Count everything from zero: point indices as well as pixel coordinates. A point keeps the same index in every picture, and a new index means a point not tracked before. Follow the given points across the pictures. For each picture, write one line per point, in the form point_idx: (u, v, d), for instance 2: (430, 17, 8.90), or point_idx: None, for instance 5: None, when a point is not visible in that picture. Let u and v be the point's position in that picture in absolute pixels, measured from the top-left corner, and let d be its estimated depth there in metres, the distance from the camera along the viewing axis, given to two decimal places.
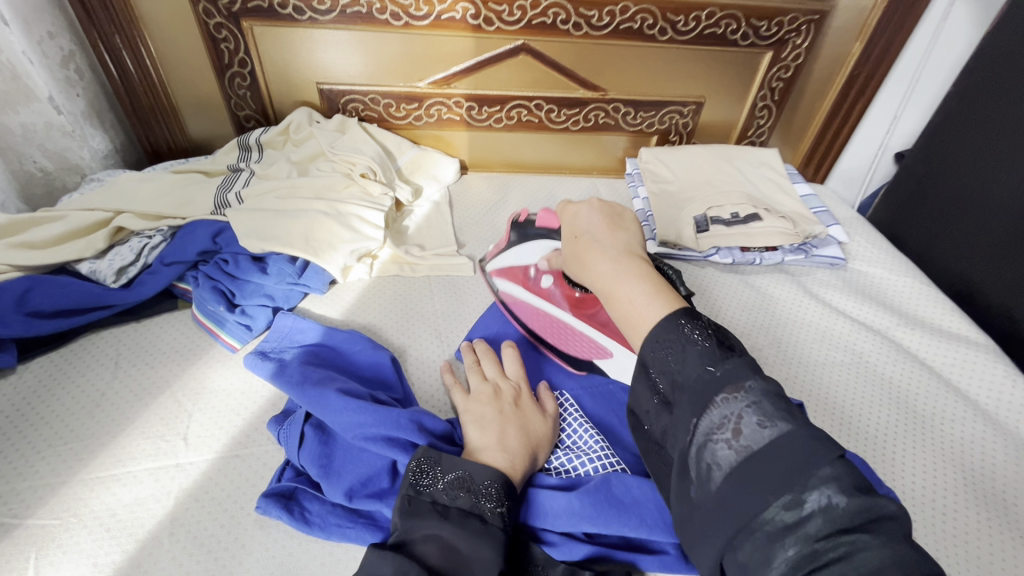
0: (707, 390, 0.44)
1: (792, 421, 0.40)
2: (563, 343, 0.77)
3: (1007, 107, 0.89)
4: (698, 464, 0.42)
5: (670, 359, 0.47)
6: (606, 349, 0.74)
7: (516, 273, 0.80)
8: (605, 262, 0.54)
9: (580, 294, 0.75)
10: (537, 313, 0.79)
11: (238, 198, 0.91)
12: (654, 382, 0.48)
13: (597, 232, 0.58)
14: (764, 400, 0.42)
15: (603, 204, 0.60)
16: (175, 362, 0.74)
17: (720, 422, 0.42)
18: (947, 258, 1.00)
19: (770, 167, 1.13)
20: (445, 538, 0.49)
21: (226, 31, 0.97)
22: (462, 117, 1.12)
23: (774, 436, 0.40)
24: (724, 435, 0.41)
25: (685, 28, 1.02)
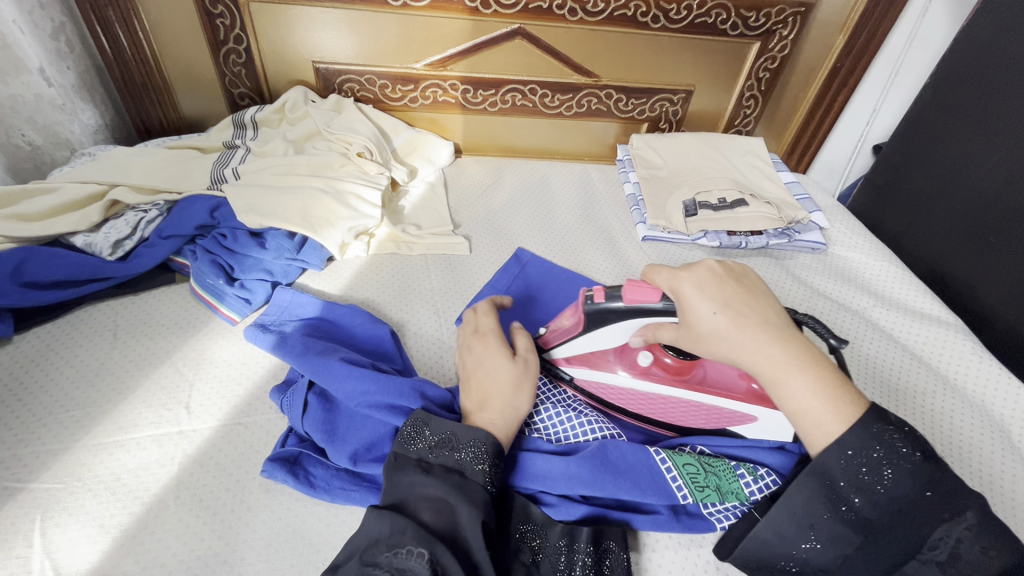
0: (915, 515, 0.47)
1: (1002, 546, 0.48)
2: (683, 417, 0.72)
3: (979, 98, 0.93)
4: (899, 574, 0.48)
5: (862, 475, 0.48)
6: (742, 413, 0.69)
7: (597, 359, 0.73)
8: (770, 343, 0.52)
9: (678, 362, 0.71)
10: (639, 397, 0.73)
11: (234, 173, 0.92)
12: (842, 502, 0.49)
13: (732, 300, 0.55)
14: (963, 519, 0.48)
15: (722, 266, 0.58)
16: (173, 333, 0.75)
17: (931, 552, 0.48)
18: (919, 244, 1.05)
19: (756, 155, 1.17)
20: (432, 494, 0.51)
21: (222, 7, 0.96)
22: (457, 100, 1.13)
23: (996, 564, 0.47)
24: (937, 555, 0.48)
25: (677, 17, 1.04)
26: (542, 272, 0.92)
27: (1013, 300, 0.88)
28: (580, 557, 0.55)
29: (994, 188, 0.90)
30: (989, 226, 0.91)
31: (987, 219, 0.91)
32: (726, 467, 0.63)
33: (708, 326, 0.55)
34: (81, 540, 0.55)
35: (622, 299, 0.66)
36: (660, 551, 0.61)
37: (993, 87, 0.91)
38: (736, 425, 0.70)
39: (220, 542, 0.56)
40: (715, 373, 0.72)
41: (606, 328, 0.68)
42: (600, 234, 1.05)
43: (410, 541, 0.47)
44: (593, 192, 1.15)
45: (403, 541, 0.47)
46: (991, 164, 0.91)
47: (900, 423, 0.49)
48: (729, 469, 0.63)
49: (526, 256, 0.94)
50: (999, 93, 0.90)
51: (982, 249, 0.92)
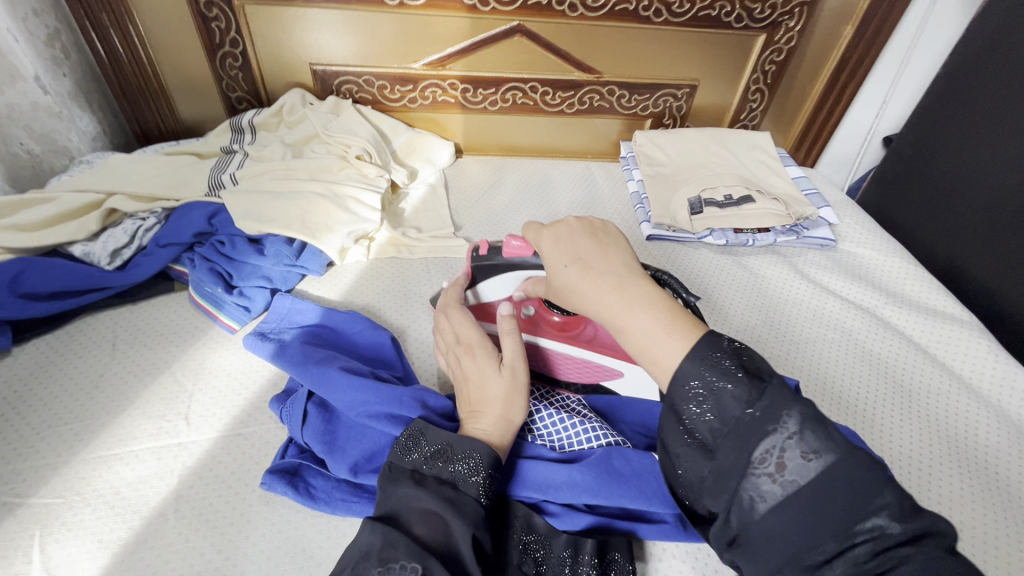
0: (750, 433, 0.42)
1: (838, 452, 0.39)
2: (562, 371, 0.78)
3: (994, 89, 0.90)
4: (740, 498, 0.41)
5: (701, 396, 0.44)
6: (612, 368, 0.79)
7: (493, 312, 0.81)
8: (607, 291, 0.50)
9: (562, 320, 0.81)
10: (528, 351, 0.79)
11: (232, 179, 0.91)
12: (687, 429, 0.44)
13: (585, 254, 0.54)
14: (803, 426, 0.41)
15: (582, 223, 0.58)
16: (172, 343, 0.74)
17: (768, 467, 0.41)
18: (932, 239, 1.02)
19: (762, 150, 1.14)
20: (425, 506, 0.50)
21: (217, 10, 0.95)
22: (457, 99, 1.11)
23: (821, 469, 0.39)
24: (766, 469, 0.41)
25: (680, 10, 1.02)
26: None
27: None
28: (585, 569, 0.54)
29: (1011, 178, 0.87)
30: (1006, 220, 0.88)
31: (1004, 211, 0.88)
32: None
33: (561, 282, 0.54)
34: (80, 555, 0.54)
35: (505, 254, 0.82)
36: (667, 561, 0.60)
37: (1008, 76, 0.88)
38: (606, 380, 0.78)
39: (219, 556, 0.55)
40: (600, 335, 0.81)
41: (495, 277, 0.83)
42: None
43: (402, 554, 0.45)
44: (596, 191, 1.14)
45: (393, 555, 0.45)
46: (1007, 156, 0.88)
47: (735, 346, 0.45)
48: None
49: None
50: (1015, 83, 0.87)
51: (998, 244, 0.89)
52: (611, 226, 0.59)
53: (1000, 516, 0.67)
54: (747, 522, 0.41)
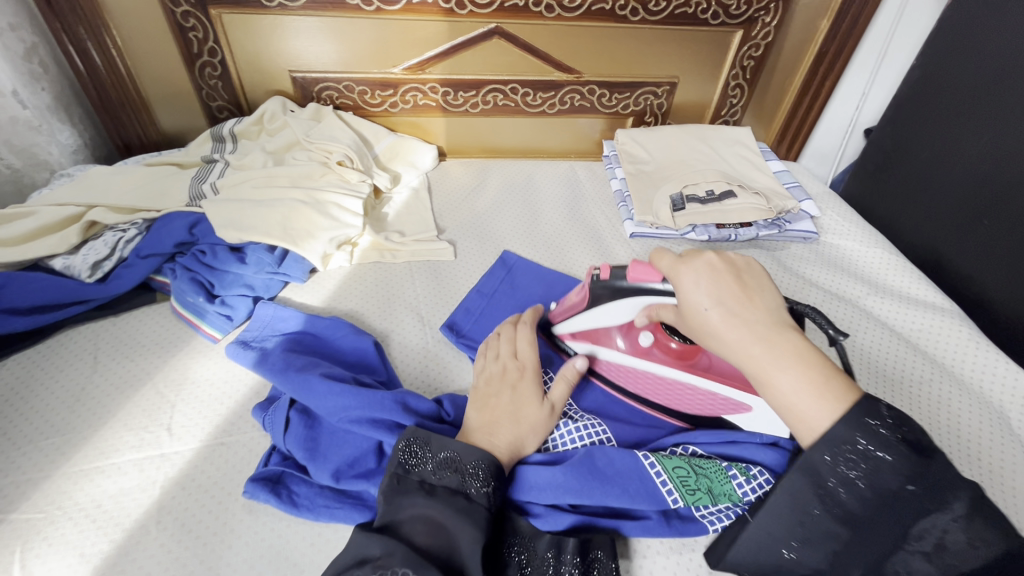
0: (907, 511, 0.44)
1: (1002, 543, 0.43)
2: (678, 401, 0.73)
3: (967, 79, 0.91)
4: (888, 572, 0.44)
5: (851, 469, 0.45)
6: (740, 403, 0.70)
7: (600, 335, 0.76)
8: (754, 342, 0.48)
9: (680, 346, 0.72)
10: (641, 378, 0.75)
11: (213, 189, 0.91)
12: (833, 497, 0.46)
13: (729, 297, 0.51)
14: (963, 515, 0.43)
15: (723, 259, 0.54)
16: (154, 354, 0.74)
17: (926, 547, 0.44)
18: (913, 229, 1.03)
19: (744, 145, 1.15)
20: (432, 516, 0.51)
21: (194, 20, 0.95)
22: (438, 103, 1.12)
23: (985, 555, 0.43)
24: (928, 550, 0.44)
25: (656, 8, 1.03)
26: (528, 274, 0.91)
27: (1009, 283, 0.86)
28: (567, 569, 0.54)
29: (988, 167, 0.88)
30: (983, 208, 0.88)
31: (982, 199, 0.89)
32: (717, 468, 0.63)
33: (701, 322, 0.52)
34: (62, 570, 0.54)
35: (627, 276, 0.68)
36: (651, 557, 0.60)
37: (981, 66, 0.89)
38: (731, 414, 0.70)
39: (202, 566, 0.55)
40: (720, 362, 0.72)
41: (619, 302, 0.70)
42: (588, 232, 1.04)
43: (400, 563, 0.46)
44: (579, 190, 1.14)
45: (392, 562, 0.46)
46: (982, 145, 0.89)
47: (897, 416, 0.45)
48: (720, 469, 0.63)
49: (512, 259, 0.93)
50: (988, 72, 0.88)
51: (976, 232, 0.90)
52: (752, 263, 0.55)
53: None
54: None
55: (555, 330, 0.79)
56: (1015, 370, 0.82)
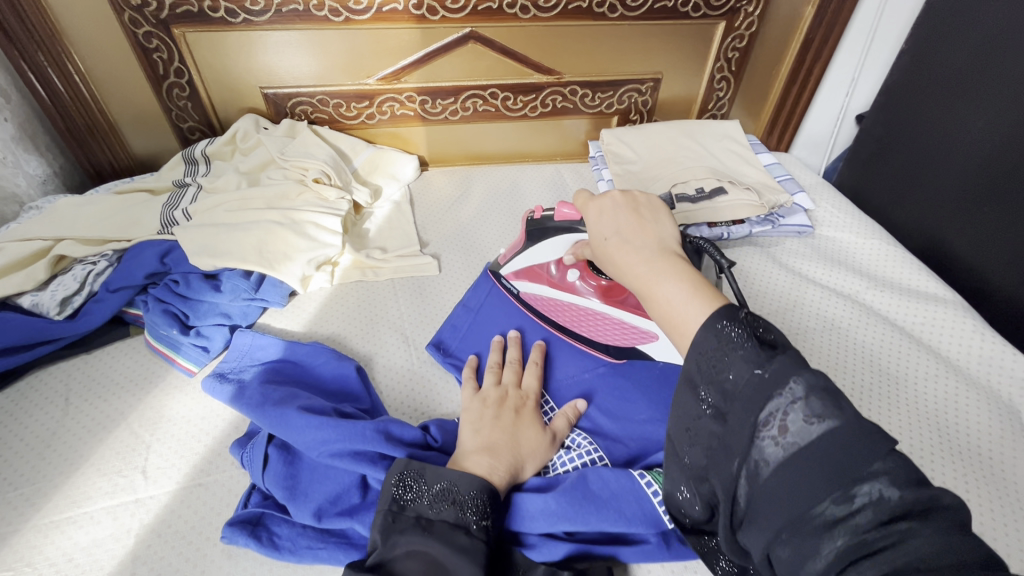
0: (759, 394, 0.39)
1: (843, 417, 0.36)
2: (597, 332, 0.77)
3: (958, 61, 0.88)
4: (748, 463, 0.39)
5: (705, 359, 0.42)
6: (646, 332, 0.75)
7: (538, 272, 0.80)
8: (639, 261, 0.49)
9: (607, 283, 0.76)
10: (567, 309, 0.79)
11: (185, 215, 0.87)
12: (703, 398, 0.42)
13: (626, 226, 0.52)
14: (811, 390, 0.37)
15: (625, 195, 0.55)
16: (128, 391, 0.71)
17: (775, 430, 0.38)
18: (911, 218, 0.99)
19: (733, 139, 1.12)
20: (431, 555, 0.49)
21: (157, 40, 0.92)
22: (416, 112, 1.08)
23: (822, 433, 0.36)
24: (783, 432, 0.37)
25: (635, 4, 1.00)
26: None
27: (1012, 271, 0.83)
28: None
29: (986, 151, 0.85)
30: (982, 195, 0.86)
31: (980, 185, 0.86)
32: None
33: (602, 251, 0.53)
34: None
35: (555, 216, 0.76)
36: None
37: (972, 47, 0.86)
38: (640, 343, 0.75)
39: None
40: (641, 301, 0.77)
41: (545, 240, 0.78)
42: None
43: None
44: (566, 194, 1.11)
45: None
46: (977, 129, 0.86)
47: (752, 317, 0.43)
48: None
49: None
50: (979, 54, 0.85)
51: (975, 220, 0.87)
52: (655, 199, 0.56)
53: (998, 503, 0.65)
54: (754, 488, 0.38)
55: (502, 270, 0.82)
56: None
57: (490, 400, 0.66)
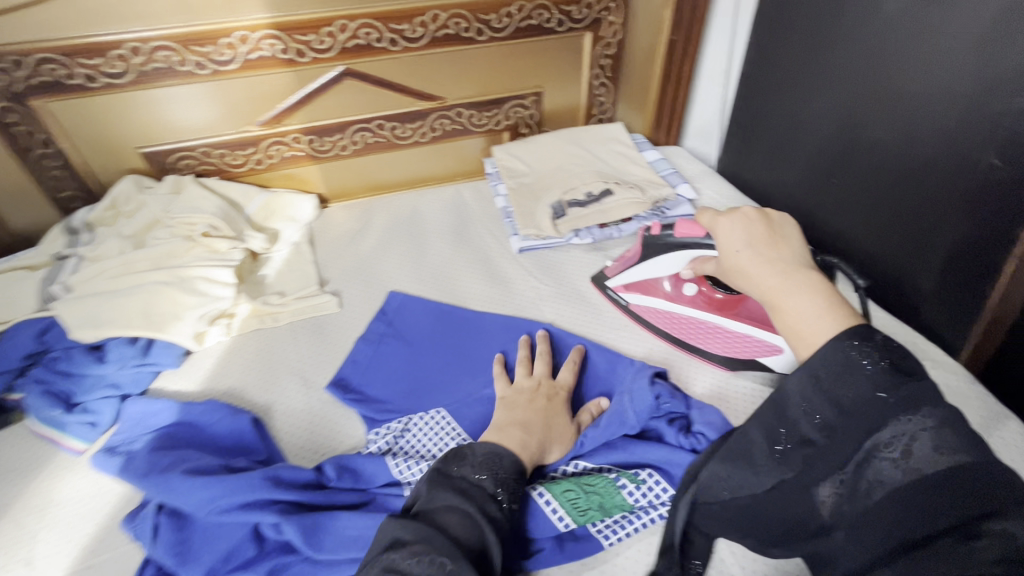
0: (878, 414, 0.43)
1: (977, 454, 0.39)
2: (720, 344, 0.79)
3: (790, 49, 0.95)
4: (857, 481, 0.42)
5: (833, 368, 0.45)
6: (771, 345, 0.76)
7: (653, 287, 0.85)
8: (773, 274, 0.52)
9: (723, 296, 0.80)
10: (682, 321, 0.82)
11: (65, 288, 0.85)
12: (814, 411, 0.46)
13: (756, 240, 0.56)
14: (929, 424, 0.41)
15: (757, 212, 0.59)
16: (12, 481, 0.69)
17: (892, 453, 0.41)
18: (781, 195, 1.06)
19: (618, 141, 1.17)
20: (467, 513, 0.51)
21: (16, 114, 0.90)
22: (306, 151, 1.09)
23: (950, 466, 0.39)
24: (901, 455, 0.41)
25: (500, 25, 1.04)
26: (414, 313, 0.90)
27: (864, 235, 0.89)
28: None
29: (827, 128, 0.91)
30: (830, 168, 0.93)
31: (827, 160, 0.93)
32: (608, 481, 0.64)
33: (732, 263, 0.56)
34: None
35: (676, 232, 0.79)
36: None
37: (798, 37, 0.93)
38: (765, 357, 0.76)
39: None
40: (757, 311, 0.79)
41: (667, 255, 0.81)
42: (476, 255, 1.03)
43: (436, 551, 0.46)
44: (466, 213, 1.13)
45: (427, 549, 0.47)
46: (816, 109, 0.92)
47: (887, 343, 0.45)
48: (610, 482, 0.64)
49: (399, 299, 0.92)
50: (804, 42, 0.92)
51: (829, 191, 0.94)
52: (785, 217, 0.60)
53: None
54: (859, 503, 0.41)
55: (610, 284, 0.89)
56: (884, 315, 0.85)
57: (524, 391, 0.71)
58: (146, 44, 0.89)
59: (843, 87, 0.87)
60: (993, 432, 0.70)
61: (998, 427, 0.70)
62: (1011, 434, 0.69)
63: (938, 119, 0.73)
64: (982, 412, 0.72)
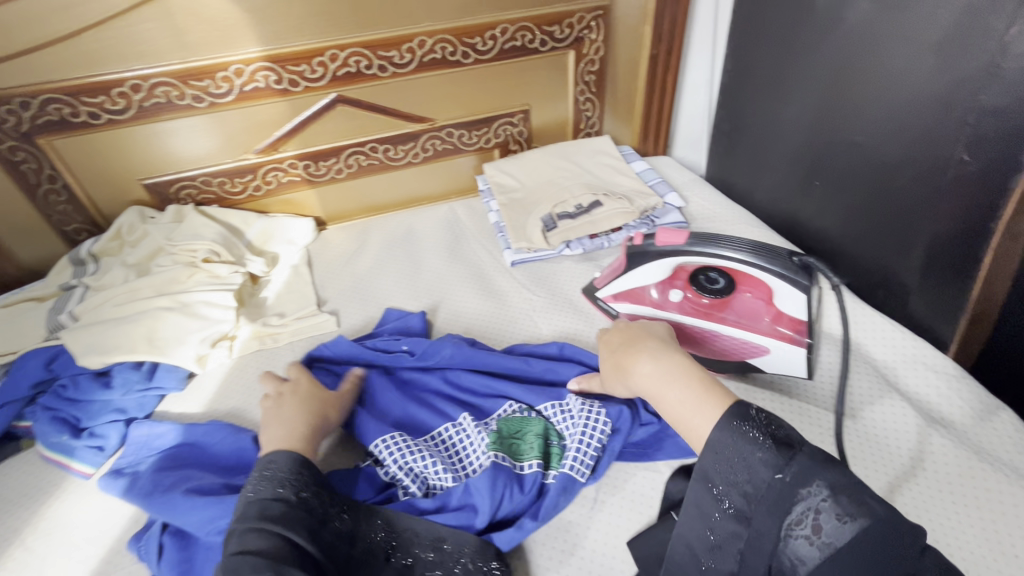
0: (784, 497, 0.42)
1: (875, 515, 0.38)
2: (709, 349, 0.79)
3: (766, 58, 0.98)
4: (783, 563, 0.41)
5: (726, 458, 0.45)
6: (759, 346, 0.76)
7: (639, 296, 0.85)
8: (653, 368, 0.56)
9: (709, 301, 0.81)
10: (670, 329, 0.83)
11: (72, 317, 0.88)
12: (724, 499, 0.45)
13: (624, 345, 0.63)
14: (823, 497, 0.40)
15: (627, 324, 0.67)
16: (23, 506, 0.71)
17: (809, 533, 0.40)
18: (766, 199, 1.08)
19: (606, 153, 1.20)
20: (253, 527, 0.50)
21: (23, 153, 0.94)
22: (302, 176, 1.12)
23: (855, 534, 0.38)
24: (816, 533, 0.39)
25: (485, 48, 1.08)
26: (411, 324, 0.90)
27: (848, 235, 0.91)
28: None
29: (805, 133, 0.93)
30: (811, 172, 0.94)
31: (807, 164, 0.95)
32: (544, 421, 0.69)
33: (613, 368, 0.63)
34: None
35: (656, 242, 0.80)
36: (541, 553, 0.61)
37: (772, 45, 0.96)
38: (754, 358, 0.76)
39: None
40: (746, 313, 0.79)
41: (645, 263, 0.82)
42: (470, 270, 1.05)
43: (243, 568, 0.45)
44: (460, 230, 1.16)
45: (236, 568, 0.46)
46: (794, 115, 0.95)
47: (762, 414, 0.46)
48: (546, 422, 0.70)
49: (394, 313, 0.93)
50: (778, 49, 0.95)
51: (812, 194, 0.96)
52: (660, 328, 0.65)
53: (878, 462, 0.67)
54: None
55: (600, 294, 0.89)
56: (870, 311, 0.86)
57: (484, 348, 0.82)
58: (146, 81, 0.92)
59: (817, 93, 0.89)
60: (985, 423, 0.70)
61: (990, 418, 0.70)
62: (1004, 424, 0.69)
63: (906, 119, 0.76)
64: (973, 404, 0.72)
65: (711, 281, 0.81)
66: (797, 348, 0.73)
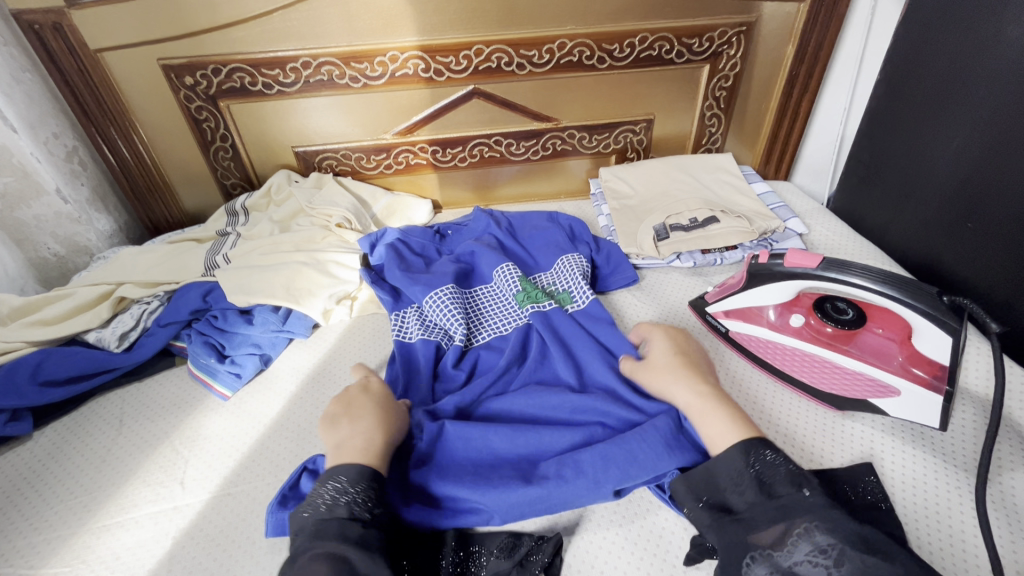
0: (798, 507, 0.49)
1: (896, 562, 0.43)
2: (825, 379, 0.77)
3: (927, 88, 0.92)
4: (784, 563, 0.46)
5: (721, 478, 0.56)
6: (887, 386, 0.72)
7: (755, 315, 0.85)
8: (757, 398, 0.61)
9: (831, 331, 0.80)
10: (784, 350, 0.81)
11: (225, 258, 1.00)
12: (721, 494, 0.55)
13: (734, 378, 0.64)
14: (830, 535, 0.46)
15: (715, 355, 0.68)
16: (172, 414, 0.81)
17: (809, 552, 0.45)
18: (903, 238, 1.01)
19: (726, 171, 1.18)
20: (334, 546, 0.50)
21: (206, 112, 1.08)
22: (429, 161, 1.20)
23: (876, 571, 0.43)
24: (825, 562, 0.44)
25: (622, 54, 1.10)
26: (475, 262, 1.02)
27: (999, 284, 0.83)
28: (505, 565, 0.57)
29: (961, 171, 0.87)
30: (965, 212, 0.87)
31: (962, 204, 0.88)
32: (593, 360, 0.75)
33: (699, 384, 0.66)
34: None
35: (784, 262, 0.78)
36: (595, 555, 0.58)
37: (937, 74, 0.90)
38: (879, 398, 0.72)
39: None
40: (870, 351, 0.77)
41: (771, 284, 0.80)
42: None
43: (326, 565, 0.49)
44: None
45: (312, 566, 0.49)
46: (954, 149, 0.88)
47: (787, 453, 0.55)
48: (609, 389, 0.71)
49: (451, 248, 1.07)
50: (945, 78, 0.89)
51: (962, 237, 0.88)
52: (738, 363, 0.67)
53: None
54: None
55: (709, 309, 0.87)
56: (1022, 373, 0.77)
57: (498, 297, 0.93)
58: (315, 59, 1.03)
59: (985, 126, 0.82)
60: None
61: None
62: None
63: None
64: None
65: (839, 311, 0.81)
66: (931, 394, 0.69)
